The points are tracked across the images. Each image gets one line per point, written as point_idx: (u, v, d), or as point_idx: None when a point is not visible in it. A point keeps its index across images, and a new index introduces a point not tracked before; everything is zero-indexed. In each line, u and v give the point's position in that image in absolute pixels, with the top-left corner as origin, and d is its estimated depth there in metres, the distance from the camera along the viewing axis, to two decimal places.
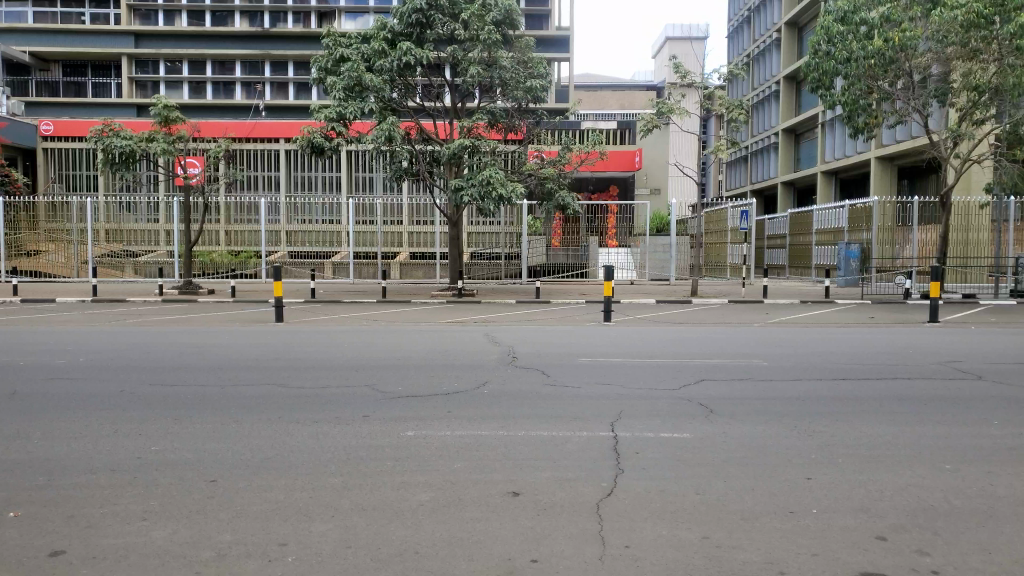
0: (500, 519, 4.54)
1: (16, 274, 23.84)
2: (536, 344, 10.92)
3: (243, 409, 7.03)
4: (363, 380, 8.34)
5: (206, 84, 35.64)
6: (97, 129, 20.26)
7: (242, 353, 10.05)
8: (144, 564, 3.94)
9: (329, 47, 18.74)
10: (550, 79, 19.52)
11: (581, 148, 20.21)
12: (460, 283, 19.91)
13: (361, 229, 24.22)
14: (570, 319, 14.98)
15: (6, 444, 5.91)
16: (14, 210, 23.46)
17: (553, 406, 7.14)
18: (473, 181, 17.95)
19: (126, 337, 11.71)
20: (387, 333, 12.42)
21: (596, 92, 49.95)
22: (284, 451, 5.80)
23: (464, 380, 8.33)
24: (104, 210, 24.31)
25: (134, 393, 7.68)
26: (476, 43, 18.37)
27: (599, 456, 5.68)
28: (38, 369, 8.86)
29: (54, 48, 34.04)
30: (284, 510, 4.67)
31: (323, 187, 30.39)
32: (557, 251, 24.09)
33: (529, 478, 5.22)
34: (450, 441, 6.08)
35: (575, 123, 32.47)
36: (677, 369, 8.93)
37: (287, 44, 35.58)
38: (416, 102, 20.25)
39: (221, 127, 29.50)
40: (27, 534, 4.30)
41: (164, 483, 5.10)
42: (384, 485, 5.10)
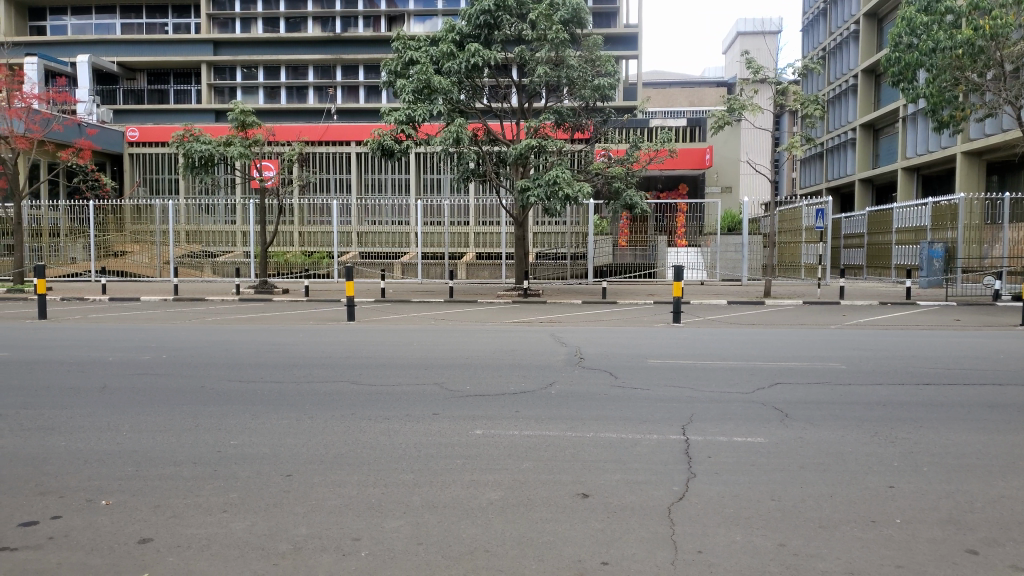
0: (571, 520, 4.52)
1: (104, 273, 24.94)
2: (603, 345, 10.83)
3: (316, 406, 7.20)
4: (432, 378, 8.43)
5: (280, 89, 36.67)
6: (179, 134, 21.05)
7: (315, 352, 10.29)
8: (224, 555, 4.07)
9: (398, 50, 19.01)
10: (619, 76, 19.29)
11: (649, 146, 20.07)
12: (526, 283, 19.94)
13: (429, 229, 24.76)
14: (637, 320, 14.79)
15: (97, 436, 6.20)
16: (103, 213, 24.52)
17: (622, 408, 7.08)
18: (540, 181, 17.92)
19: (204, 335, 12.13)
20: (455, 332, 12.51)
21: (664, 90, 49.24)
22: (356, 447, 5.93)
23: (531, 380, 8.32)
24: (184, 212, 25.12)
25: (215, 388, 7.97)
26: (544, 43, 18.37)
27: (670, 460, 5.59)
28: (124, 364, 9.27)
29: (139, 57, 35.65)
30: (357, 505, 4.76)
31: (392, 189, 30.85)
32: (624, 251, 23.87)
33: (599, 480, 5.17)
34: (518, 440, 6.08)
35: (643, 121, 32.12)
36: (748, 372, 8.73)
37: (357, 48, 36.29)
38: (484, 104, 20.34)
39: (295, 131, 30.33)
40: (117, 521, 4.49)
41: (243, 476, 5.27)
42: (454, 482, 5.14)
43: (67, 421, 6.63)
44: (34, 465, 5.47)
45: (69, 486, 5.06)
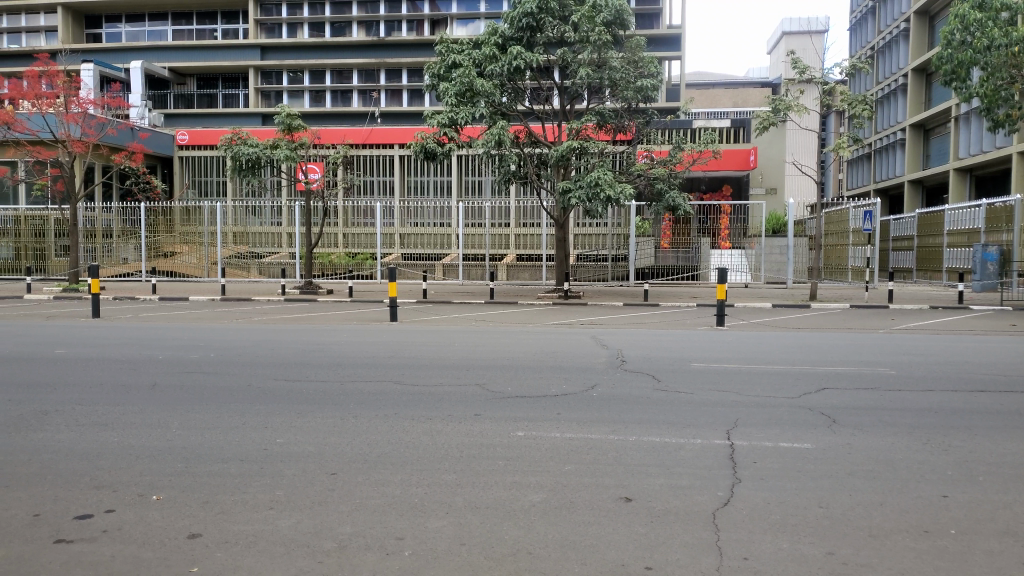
0: (613, 524, 4.49)
1: (154, 273, 25.59)
2: (646, 348, 10.74)
3: (360, 405, 7.28)
4: (474, 379, 8.46)
5: (325, 93, 37.20)
6: (228, 137, 21.50)
7: (358, 351, 10.40)
8: (271, 551, 4.13)
9: (441, 54, 19.14)
10: (662, 77, 19.13)
11: (693, 147, 19.88)
12: (566, 285, 19.91)
13: (470, 231, 24.79)
14: (680, 323, 14.64)
15: (148, 432, 6.35)
16: (153, 215, 25.13)
17: (666, 412, 7.01)
18: (581, 183, 17.86)
19: (250, 334, 12.36)
20: (497, 334, 12.55)
21: (708, 91, 48.74)
22: (400, 446, 5.97)
23: (573, 382, 8.29)
24: (232, 214, 25.57)
25: (262, 386, 8.12)
26: (586, 44, 18.29)
27: (715, 465, 5.52)
28: (174, 363, 9.49)
29: (190, 63, 36.53)
30: (401, 505, 4.79)
31: (434, 191, 31.02)
32: (666, 253, 23.64)
33: (641, 484, 5.13)
34: (560, 443, 6.07)
35: (686, 122, 31.85)
36: (794, 377, 8.57)
37: (400, 52, 36.64)
38: (526, 106, 20.33)
39: (339, 135, 30.80)
40: (168, 516, 4.60)
41: (290, 473, 5.36)
42: (497, 483, 5.16)
43: (119, 417, 6.82)
44: (89, 460, 5.63)
45: (121, 481, 5.20)
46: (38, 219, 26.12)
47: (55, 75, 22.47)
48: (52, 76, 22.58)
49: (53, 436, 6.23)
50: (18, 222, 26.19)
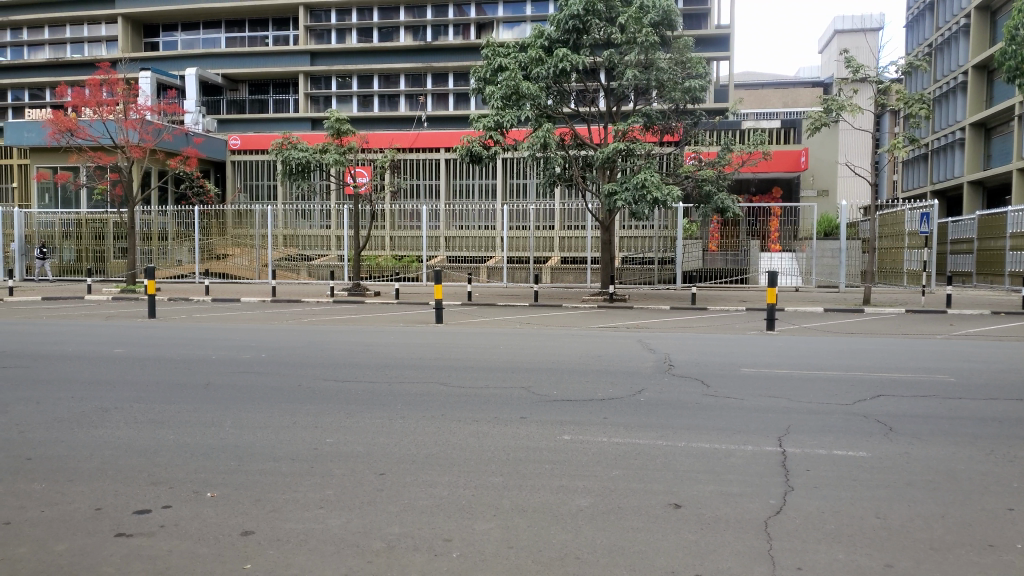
0: (662, 530, 4.44)
1: (207, 275, 26.25)
2: (693, 352, 10.62)
3: (408, 406, 7.35)
4: (520, 382, 8.45)
5: (373, 98, 37.68)
6: (278, 142, 21.89)
7: (406, 353, 10.49)
8: (322, 550, 4.18)
9: (487, 57, 19.17)
10: (710, 78, 18.91)
11: (743, 148, 19.59)
12: (612, 288, 19.82)
13: (514, 233, 24.89)
14: (728, 327, 14.41)
15: (202, 430, 6.50)
16: (207, 218, 25.82)
17: (715, 417, 6.91)
18: (627, 185, 17.77)
19: (300, 335, 12.58)
20: (542, 337, 12.53)
21: (756, 92, 48.05)
22: (447, 447, 6.00)
23: (620, 386, 8.23)
24: (282, 217, 26.00)
25: (311, 386, 8.25)
26: (633, 46, 18.17)
27: (766, 472, 5.42)
28: (227, 363, 9.69)
29: (242, 69, 37.33)
30: (448, 506, 4.81)
31: (479, 194, 31.12)
32: (714, 255, 23.32)
33: (691, 491, 5.06)
34: (608, 447, 6.02)
35: (734, 123, 31.43)
36: (848, 383, 8.37)
37: (447, 56, 36.87)
38: (572, 109, 20.26)
39: (388, 138, 31.21)
40: (222, 513, 4.69)
41: (339, 473, 5.42)
42: (543, 487, 5.14)
43: (175, 415, 6.99)
44: (145, 456, 5.78)
45: (177, 477, 5.32)
46: (98, 222, 26.95)
47: (115, 83, 23.28)
48: (112, 84, 23.40)
49: (112, 433, 6.41)
50: (79, 225, 27.01)
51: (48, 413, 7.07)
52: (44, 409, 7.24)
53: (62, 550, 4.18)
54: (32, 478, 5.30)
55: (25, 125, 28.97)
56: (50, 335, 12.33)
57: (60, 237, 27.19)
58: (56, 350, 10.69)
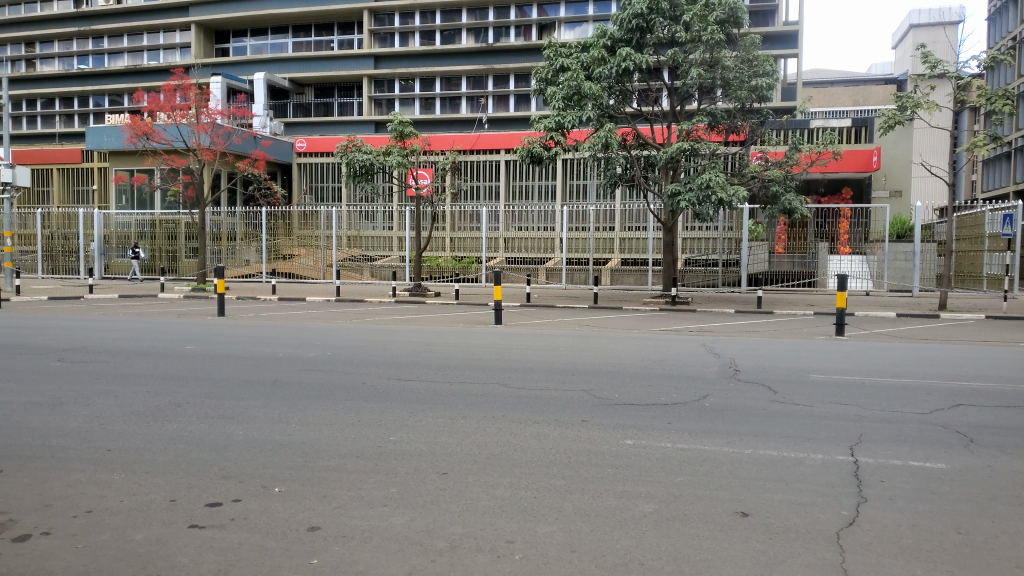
0: (729, 539, 4.33)
1: (274, 275, 26.93)
2: (760, 357, 10.35)
3: (469, 406, 7.38)
4: (580, 385, 8.37)
5: (435, 100, 38.02)
6: (343, 144, 22.29)
7: (466, 354, 10.52)
8: (386, 547, 4.22)
9: (549, 58, 19.13)
10: (777, 75, 18.48)
11: (812, 147, 19.07)
12: (674, 290, 19.49)
13: (574, 235, 24.73)
14: (796, 332, 14.03)
15: (271, 426, 6.65)
16: (274, 220, 26.53)
17: (783, 424, 6.72)
18: (691, 185, 17.47)
19: (363, 334, 12.77)
20: (603, 339, 12.40)
21: (826, 90, 46.73)
22: (508, 449, 6.00)
23: (684, 391, 8.06)
24: (347, 219, 26.45)
25: (374, 385, 8.35)
26: (698, 44, 17.89)
27: (839, 482, 5.24)
28: (293, 360, 9.91)
29: (308, 73, 38.17)
30: (510, 507, 4.80)
31: (539, 195, 31.13)
32: (781, 258, 22.84)
33: (759, 499, 4.93)
34: (672, 453, 5.92)
35: (802, 122, 30.68)
36: (924, 391, 8.02)
37: (508, 57, 36.90)
38: (634, 108, 20.04)
39: (449, 140, 31.52)
40: (290, 508, 4.78)
41: (403, 471, 5.47)
42: (606, 492, 5.07)
43: (244, 411, 7.18)
44: (216, 450, 5.95)
45: (247, 472, 5.45)
46: (171, 222, 27.91)
47: (188, 88, 24.05)
48: (185, 88, 24.17)
49: (185, 427, 6.61)
50: (154, 226, 28.04)
51: (126, 406, 7.34)
52: (122, 402, 7.52)
53: (140, 538, 4.33)
54: (111, 469, 5.50)
55: (105, 129, 30.26)
56: (127, 332, 12.82)
57: (136, 237, 28.20)
58: (132, 346, 11.11)
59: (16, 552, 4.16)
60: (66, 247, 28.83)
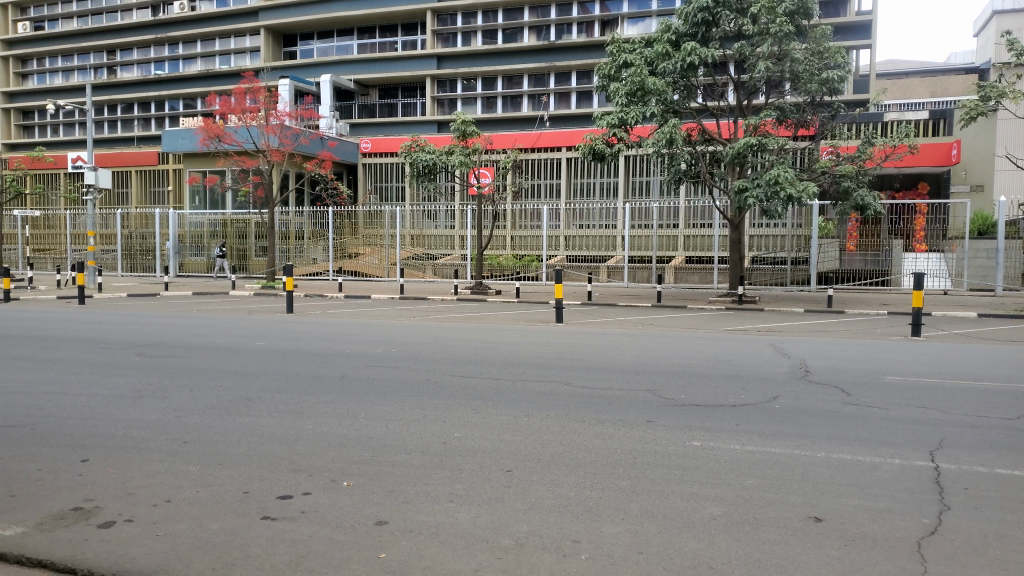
0: (802, 544, 4.21)
1: (341, 273, 27.69)
2: (831, 358, 10.05)
3: (534, 405, 7.37)
4: (645, 385, 8.27)
5: (497, 99, 38.17)
6: (407, 145, 22.57)
7: (530, 352, 10.51)
8: (452, 544, 4.24)
9: (612, 54, 19.02)
10: (849, 68, 17.97)
11: (885, 141, 18.45)
12: (741, 289, 19.10)
13: (637, 232, 24.44)
14: (869, 332, 13.58)
15: (339, 421, 6.78)
16: (340, 219, 27.02)
17: (857, 428, 6.50)
18: (759, 181, 17.07)
19: (428, 331, 12.91)
20: (666, 338, 12.23)
21: (901, 81, 45.33)
22: (572, 447, 5.97)
23: (753, 393, 7.88)
24: (409, 218, 26.67)
25: (438, 382, 8.43)
26: (766, 37, 17.49)
27: (918, 488, 5.03)
28: (360, 356, 10.08)
29: (372, 74, 38.77)
30: (575, 507, 4.77)
31: (600, 193, 30.96)
32: (853, 256, 22.13)
33: (834, 505, 4.77)
34: (741, 455, 5.80)
35: (875, 115, 29.68)
36: (1011, 396, 7.63)
37: (570, 55, 36.67)
38: (699, 104, 19.73)
39: (511, 139, 31.71)
40: (358, 502, 4.86)
41: (468, 468, 5.50)
42: (674, 494, 4.98)
43: (313, 405, 7.34)
44: (287, 444, 6.09)
45: (316, 466, 5.56)
46: (241, 222, 28.74)
47: (258, 91, 24.76)
48: (255, 92, 24.89)
49: (256, 421, 6.79)
50: (225, 225, 28.88)
51: (201, 400, 7.58)
52: (198, 396, 7.77)
53: (215, 528, 4.45)
54: (188, 460, 5.69)
55: (179, 132, 31.39)
56: (201, 328, 13.26)
57: (208, 236, 29.15)
58: (208, 341, 11.51)
59: (101, 538, 4.33)
60: (143, 246, 30.06)
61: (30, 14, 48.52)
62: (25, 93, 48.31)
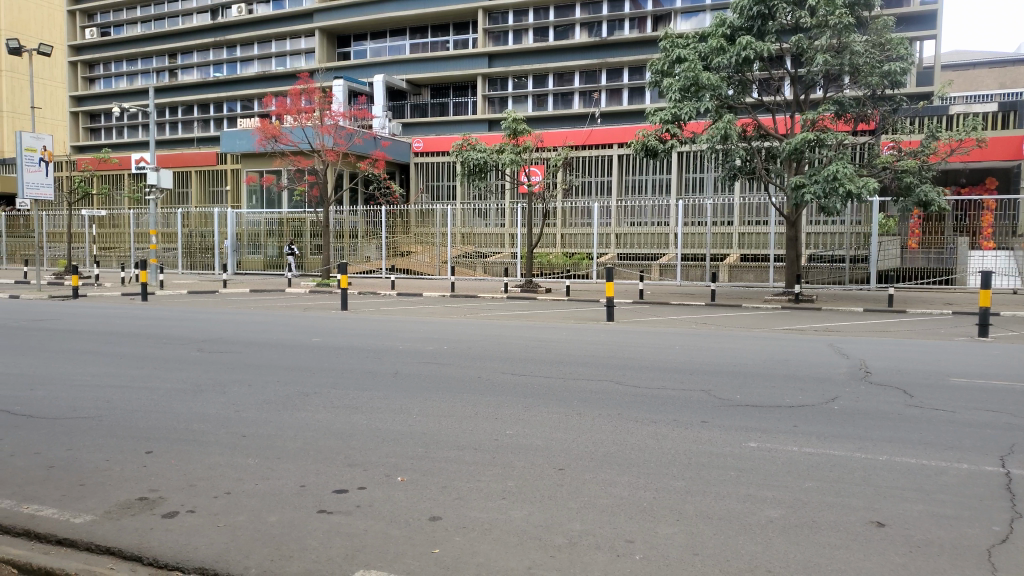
0: (865, 550, 4.09)
1: (393, 271, 27.92)
2: (893, 358, 9.76)
3: (586, 403, 7.33)
4: (700, 385, 8.15)
5: (548, 97, 38.11)
6: (458, 144, 22.69)
7: (581, 351, 10.46)
8: (504, 541, 4.24)
9: (666, 49, 18.75)
10: (913, 59, 17.38)
11: (950, 135, 17.86)
12: (798, 287, 18.69)
13: (690, 230, 24.28)
14: (934, 332, 13.12)
15: (392, 416, 6.86)
16: (393, 218, 27.36)
17: (923, 431, 6.29)
18: (817, 177, 16.69)
19: (479, 329, 12.97)
20: (720, 337, 12.03)
21: (967, 73, 43.77)
22: (625, 447, 5.91)
23: (810, 393, 7.72)
24: (460, 216, 26.87)
25: (489, 379, 8.47)
26: (825, 29, 17.06)
27: (988, 495, 4.84)
28: (412, 354, 10.15)
29: (423, 73, 39.11)
30: (630, 507, 4.72)
31: (653, 189, 30.63)
32: (915, 253, 21.55)
33: (897, 509, 4.62)
34: (800, 457, 5.66)
35: (940, 108, 28.63)
36: None
37: (622, 51, 36.35)
38: (755, 98, 19.36)
39: (562, 136, 31.68)
40: (411, 497, 4.90)
41: (520, 465, 5.50)
42: (729, 495, 4.89)
43: (367, 401, 7.43)
44: (342, 439, 6.19)
45: (371, 460, 5.63)
46: (297, 221, 29.37)
47: (314, 92, 25.28)
48: (310, 93, 25.39)
49: (312, 415, 6.92)
50: (281, 224, 29.50)
51: (258, 395, 7.75)
52: (256, 391, 7.93)
53: (274, 521, 4.54)
54: (247, 454, 5.83)
55: (237, 133, 32.22)
56: (257, 324, 13.56)
57: (265, 235, 29.78)
58: (265, 337, 11.77)
59: (165, 528, 4.46)
60: (202, 244, 30.92)
61: (97, 21, 50.31)
62: (92, 97, 50.14)
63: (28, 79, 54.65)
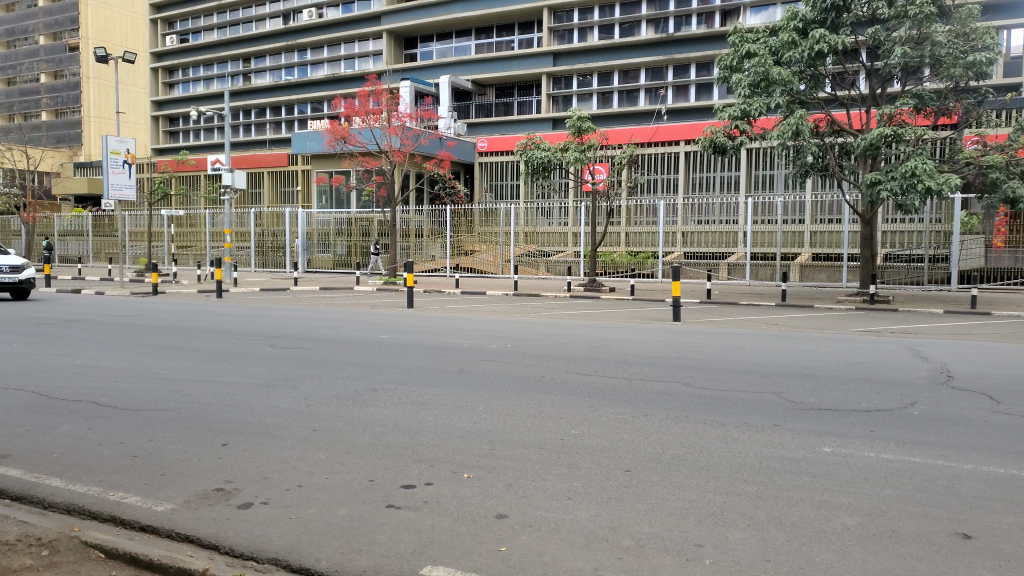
0: (950, 562, 3.92)
1: (456, 270, 28.16)
2: (977, 362, 9.33)
3: (652, 404, 7.23)
4: (770, 387, 7.96)
5: (613, 94, 37.78)
6: (522, 142, 22.68)
7: (647, 351, 10.34)
8: (571, 542, 4.22)
9: (735, 44, 18.37)
10: (1000, 48, 16.55)
11: None
12: (873, 287, 18.04)
13: (760, 228, 23.90)
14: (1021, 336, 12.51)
15: (458, 413, 6.91)
16: (457, 217, 27.55)
17: (1012, 439, 5.98)
18: (894, 174, 16.08)
19: (544, 328, 12.95)
20: (793, 339, 11.72)
21: None
22: (694, 450, 5.81)
23: (889, 397, 7.44)
24: (523, 216, 26.86)
25: (554, 378, 8.45)
26: (904, 20, 16.46)
27: None
28: (477, 351, 10.23)
29: (489, 73, 39.33)
30: (699, 510, 4.64)
31: (721, 187, 30.08)
32: (1001, 252, 20.44)
33: (984, 521, 4.41)
34: (878, 463, 5.46)
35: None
36: None
37: (690, 47, 35.71)
38: (828, 93, 18.82)
39: (627, 134, 31.41)
40: (477, 494, 4.92)
41: (586, 466, 5.46)
42: (804, 501, 4.76)
43: (434, 398, 7.51)
44: (409, 435, 6.26)
45: (438, 457, 5.68)
46: (365, 220, 29.93)
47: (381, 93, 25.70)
48: (378, 94, 25.85)
49: (381, 411, 7.03)
50: (349, 224, 30.06)
51: (329, 390, 7.92)
52: (327, 386, 8.11)
53: (344, 515, 4.63)
54: (318, 447, 5.97)
55: (307, 135, 33.02)
56: (328, 321, 13.89)
57: (334, 234, 30.38)
58: (334, 334, 12.03)
59: (240, 518, 4.60)
60: (274, 242, 31.85)
61: (177, 28, 52.32)
62: (172, 101, 52.22)
63: (113, 84, 57.25)
